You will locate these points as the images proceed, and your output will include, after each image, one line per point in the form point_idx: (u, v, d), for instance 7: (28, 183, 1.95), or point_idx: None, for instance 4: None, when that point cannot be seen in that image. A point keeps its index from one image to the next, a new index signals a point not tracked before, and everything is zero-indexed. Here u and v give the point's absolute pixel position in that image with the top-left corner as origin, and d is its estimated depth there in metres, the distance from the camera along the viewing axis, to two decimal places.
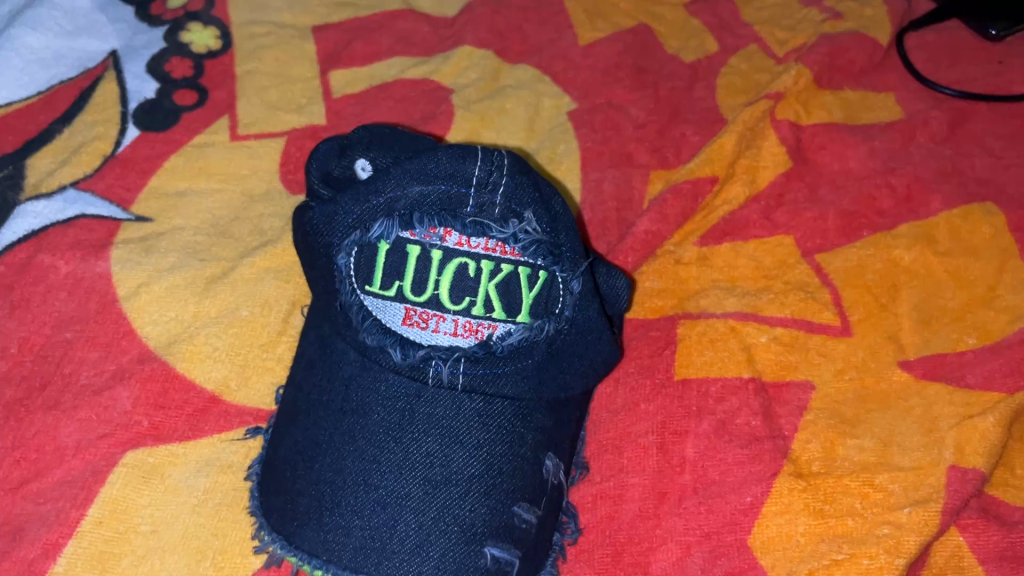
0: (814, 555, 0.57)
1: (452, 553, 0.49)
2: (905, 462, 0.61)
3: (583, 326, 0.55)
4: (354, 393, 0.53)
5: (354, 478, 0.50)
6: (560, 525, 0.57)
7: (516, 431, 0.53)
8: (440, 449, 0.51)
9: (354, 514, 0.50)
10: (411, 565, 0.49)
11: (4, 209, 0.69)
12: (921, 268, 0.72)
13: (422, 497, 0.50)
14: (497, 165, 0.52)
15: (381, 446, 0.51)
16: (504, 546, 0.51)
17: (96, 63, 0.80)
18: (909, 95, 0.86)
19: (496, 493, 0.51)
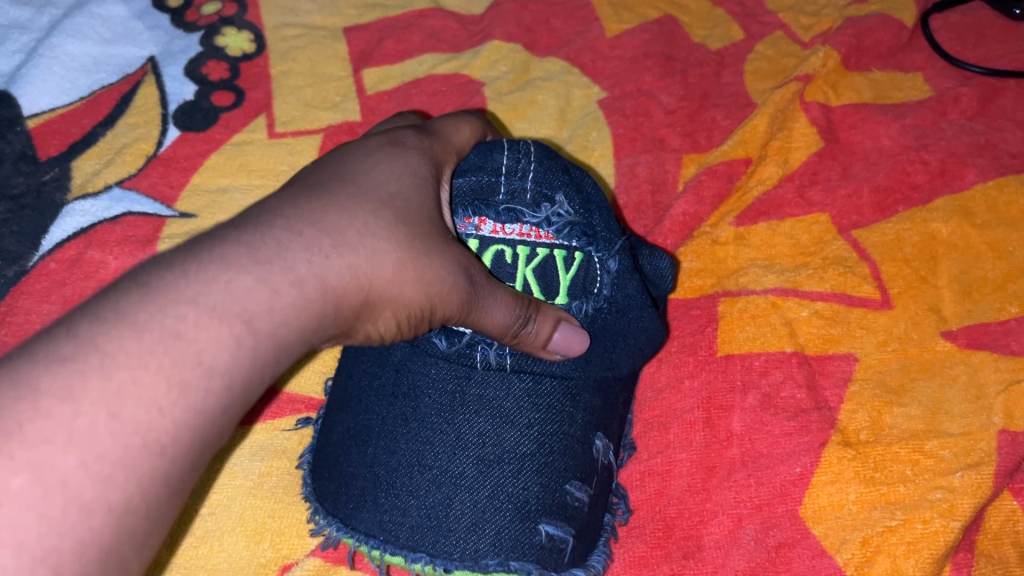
0: (867, 522, 0.57)
1: (507, 531, 0.50)
2: (954, 429, 0.61)
3: (625, 305, 0.54)
4: (405, 376, 0.53)
5: (408, 459, 0.51)
6: (610, 506, 0.57)
7: (564, 411, 0.53)
8: (493, 429, 0.51)
9: (410, 494, 0.50)
10: (468, 543, 0.49)
11: (52, 209, 0.71)
12: (959, 240, 0.72)
13: (477, 476, 0.50)
14: (524, 152, 0.53)
15: (435, 428, 0.51)
16: (558, 523, 0.51)
17: (136, 68, 0.83)
18: (936, 74, 0.86)
19: (548, 471, 0.52)
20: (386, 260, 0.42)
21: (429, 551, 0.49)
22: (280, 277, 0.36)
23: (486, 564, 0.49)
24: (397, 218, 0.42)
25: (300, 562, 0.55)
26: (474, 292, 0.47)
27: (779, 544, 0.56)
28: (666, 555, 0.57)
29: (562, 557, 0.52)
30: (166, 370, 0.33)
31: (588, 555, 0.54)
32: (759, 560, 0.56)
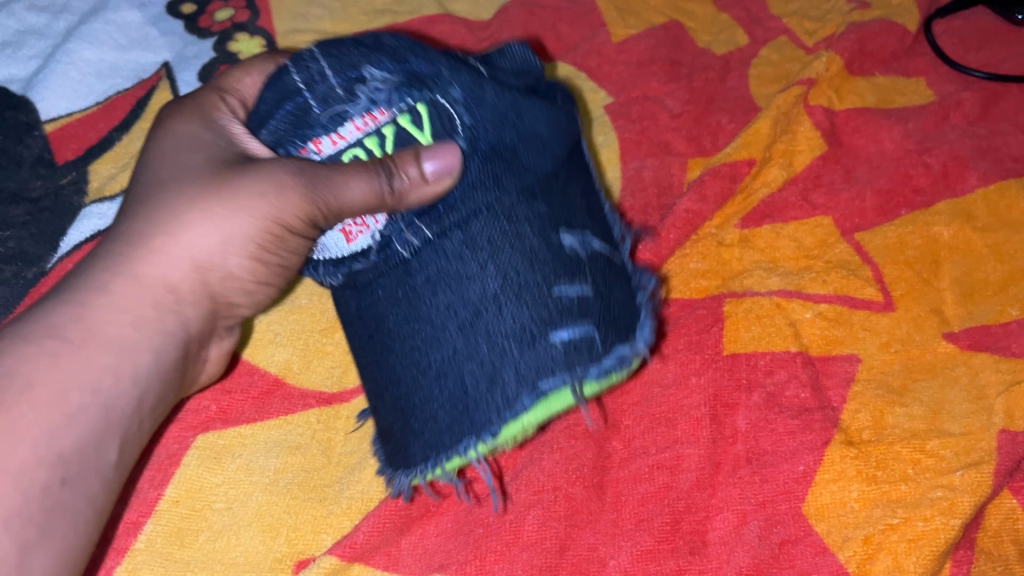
0: (869, 520, 0.58)
1: (524, 363, 0.47)
2: (955, 428, 0.62)
3: (483, 96, 0.49)
4: (368, 311, 0.53)
5: (412, 375, 0.50)
6: (634, 288, 0.55)
7: (511, 230, 0.49)
8: (454, 285, 0.49)
9: (429, 399, 0.49)
10: (499, 396, 0.47)
11: (69, 212, 0.73)
12: (961, 243, 0.73)
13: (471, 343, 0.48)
14: (309, 57, 0.49)
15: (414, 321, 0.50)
16: (569, 326, 0.48)
17: (150, 74, 0.84)
18: (939, 78, 0.87)
19: (526, 294, 0.49)
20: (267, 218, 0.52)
21: (469, 432, 0.48)
22: (66, 346, 0.48)
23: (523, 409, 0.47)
24: (183, 189, 0.53)
25: (315, 557, 0.57)
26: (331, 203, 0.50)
27: (783, 540, 0.57)
28: (674, 549, 0.57)
29: (596, 349, 0.49)
30: (36, 373, 0.47)
31: (629, 340, 0.51)
32: (764, 556, 0.56)
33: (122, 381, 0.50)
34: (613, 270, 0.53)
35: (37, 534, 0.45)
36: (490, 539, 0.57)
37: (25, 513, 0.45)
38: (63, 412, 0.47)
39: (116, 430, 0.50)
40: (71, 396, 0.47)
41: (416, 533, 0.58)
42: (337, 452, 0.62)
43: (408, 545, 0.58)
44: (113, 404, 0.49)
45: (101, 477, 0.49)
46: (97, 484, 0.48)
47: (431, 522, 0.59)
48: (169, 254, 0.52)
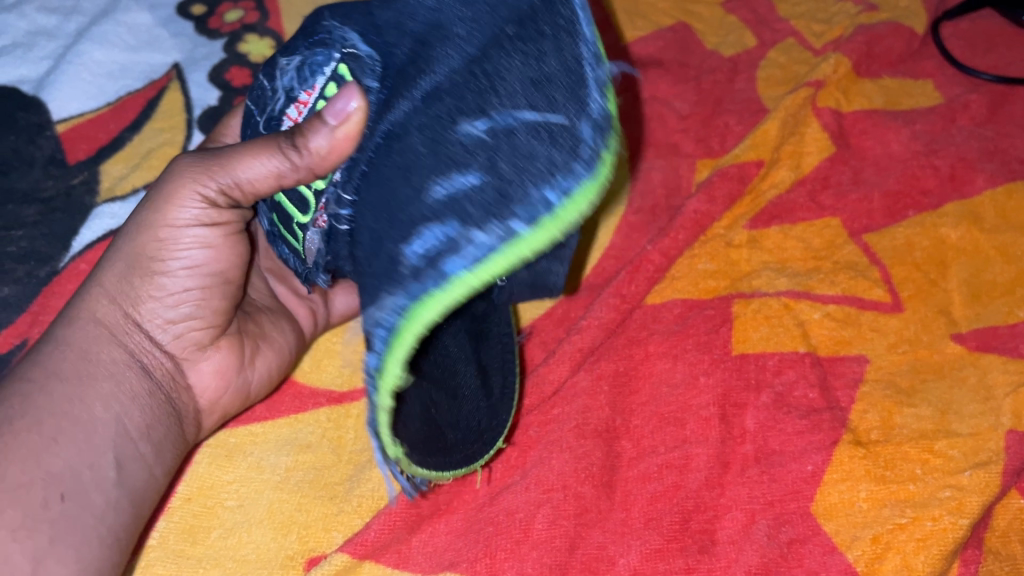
0: (877, 519, 0.58)
1: (391, 266, 0.43)
2: (963, 428, 0.62)
3: (375, 23, 0.49)
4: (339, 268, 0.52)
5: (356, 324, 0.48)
6: (580, 134, 0.43)
7: (399, 127, 0.45)
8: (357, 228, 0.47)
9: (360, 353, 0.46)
10: (377, 312, 0.43)
11: (81, 211, 0.73)
12: (969, 245, 0.73)
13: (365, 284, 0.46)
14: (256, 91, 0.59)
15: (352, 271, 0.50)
16: (445, 197, 0.42)
17: (161, 75, 0.85)
18: (947, 81, 0.88)
19: (411, 180, 0.44)
20: (208, 224, 0.57)
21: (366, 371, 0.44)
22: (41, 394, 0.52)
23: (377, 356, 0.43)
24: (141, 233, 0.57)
25: (326, 554, 0.58)
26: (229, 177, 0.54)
27: (791, 539, 0.57)
28: (683, 548, 0.57)
29: (471, 218, 0.41)
30: (21, 394, 0.52)
31: (534, 198, 0.42)
32: (772, 555, 0.56)
33: (113, 400, 0.54)
34: (544, 141, 0.43)
35: (48, 543, 0.48)
36: (500, 537, 0.57)
37: (37, 518, 0.48)
38: (75, 426, 0.52)
39: (128, 442, 0.54)
40: (77, 414, 0.52)
41: (426, 531, 0.59)
42: (348, 449, 0.63)
43: (418, 543, 0.58)
44: (116, 419, 0.54)
45: (116, 487, 0.53)
46: (100, 500, 0.51)
47: (441, 521, 0.59)
48: (152, 298, 0.57)
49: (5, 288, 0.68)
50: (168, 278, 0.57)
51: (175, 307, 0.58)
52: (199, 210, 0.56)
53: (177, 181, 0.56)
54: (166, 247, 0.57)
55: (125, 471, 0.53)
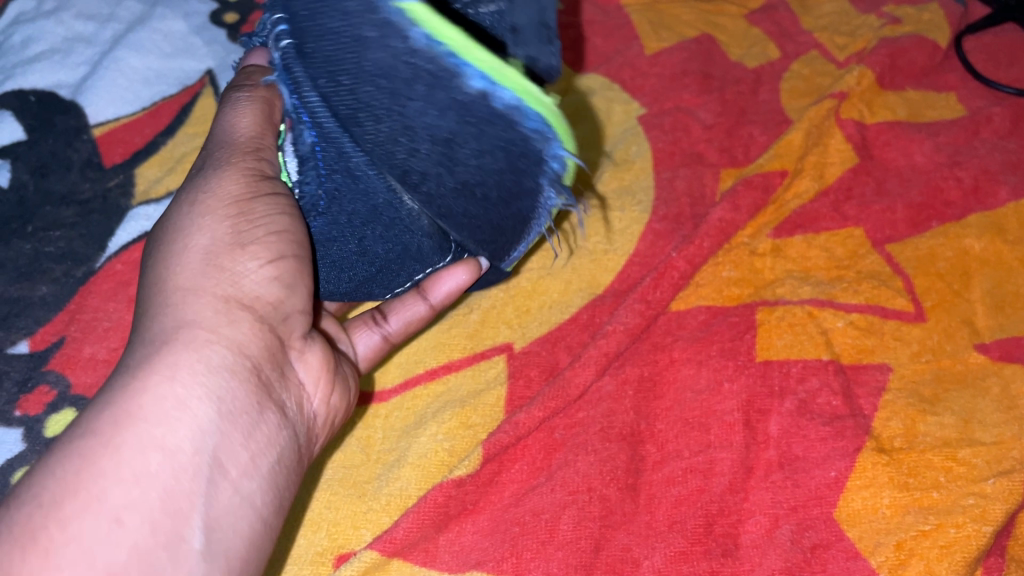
0: (901, 526, 0.58)
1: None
2: (986, 438, 0.62)
3: None
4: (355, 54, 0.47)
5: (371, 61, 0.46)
6: None
7: None
8: (327, 54, 0.47)
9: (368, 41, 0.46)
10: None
11: (116, 213, 0.76)
12: (992, 256, 0.74)
13: (379, 27, 0.45)
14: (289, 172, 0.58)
15: (344, 71, 0.47)
16: None
17: (194, 81, 0.86)
18: (969, 94, 0.88)
19: None
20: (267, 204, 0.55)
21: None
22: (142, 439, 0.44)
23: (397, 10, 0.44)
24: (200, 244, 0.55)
25: (355, 551, 0.59)
26: (248, 145, 0.57)
27: (815, 545, 0.58)
28: (706, 551, 0.57)
29: None
30: (111, 424, 0.45)
31: None
32: (796, 560, 0.57)
33: (215, 420, 0.47)
34: None
35: None
36: (525, 537, 0.58)
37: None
38: (171, 462, 0.45)
39: (228, 469, 0.47)
40: (181, 459, 0.45)
41: (453, 531, 0.60)
42: (376, 449, 0.65)
43: (445, 542, 0.59)
44: (216, 441, 0.47)
45: (202, 560, 0.44)
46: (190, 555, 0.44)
47: (468, 521, 0.60)
48: (250, 299, 0.53)
49: (43, 288, 0.70)
50: (250, 263, 0.54)
51: (266, 287, 0.54)
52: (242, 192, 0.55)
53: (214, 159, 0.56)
54: (241, 230, 0.54)
55: (214, 538, 0.45)
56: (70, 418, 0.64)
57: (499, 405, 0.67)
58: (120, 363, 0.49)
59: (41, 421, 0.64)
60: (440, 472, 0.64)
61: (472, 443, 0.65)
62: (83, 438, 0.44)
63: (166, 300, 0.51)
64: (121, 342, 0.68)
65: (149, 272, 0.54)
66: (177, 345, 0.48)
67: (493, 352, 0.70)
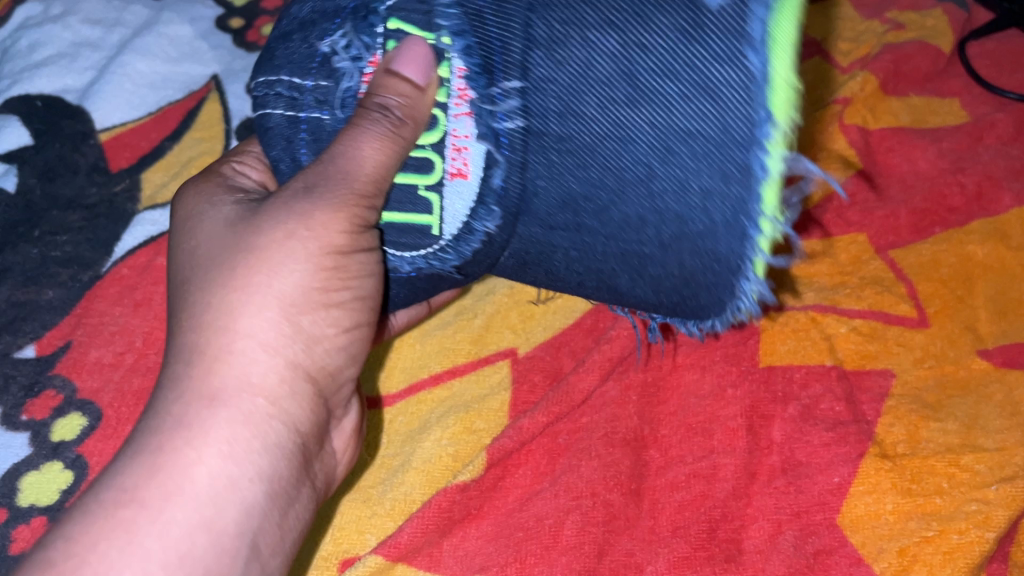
0: (904, 532, 0.58)
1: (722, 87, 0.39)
2: (989, 444, 0.62)
3: None
4: (628, 195, 0.43)
5: (662, 207, 0.42)
6: None
7: None
8: (588, 146, 0.42)
9: (669, 191, 0.42)
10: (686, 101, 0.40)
11: (122, 218, 0.76)
12: (995, 262, 0.74)
13: (652, 186, 0.42)
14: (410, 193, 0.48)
15: (604, 170, 0.42)
16: None
17: (200, 85, 0.86)
18: (973, 100, 0.88)
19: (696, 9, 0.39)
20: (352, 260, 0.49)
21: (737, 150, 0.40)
22: (182, 524, 0.44)
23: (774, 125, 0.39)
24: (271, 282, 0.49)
25: (360, 556, 0.60)
26: (366, 189, 0.47)
27: (818, 551, 0.58)
28: (709, 557, 0.58)
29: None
30: (154, 502, 0.43)
31: None
32: (799, 565, 0.57)
33: (255, 505, 0.47)
34: None
35: None
36: (530, 542, 0.59)
37: None
38: (208, 550, 0.44)
39: (259, 545, 0.47)
40: (224, 542, 0.45)
41: (457, 535, 0.60)
42: (380, 454, 0.66)
43: (449, 547, 0.59)
44: (253, 523, 0.46)
45: None
46: None
47: (472, 526, 0.60)
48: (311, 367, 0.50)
49: (50, 292, 0.71)
50: (320, 326, 0.50)
51: (331, 352, 0.51)
52: (330, 239, 0.48)
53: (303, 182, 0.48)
54: (320, 287, 0.49)
55: None
56: (76, 423, 0.64)
57: (503, 410, 0.67)
58: (165, 405, 0.46)
59: (47, 425, 0.64)
60: (444, 477, 0.64)
61: (476, 448, 0.65)
62: (124, 508, 0.43)
63: (228, 355, 0.47)
64: (127, 346, 0.69)
65: (198, 287, 0.49)
66: (235, 420, 0.46)
67: (497, 357, 0.70)
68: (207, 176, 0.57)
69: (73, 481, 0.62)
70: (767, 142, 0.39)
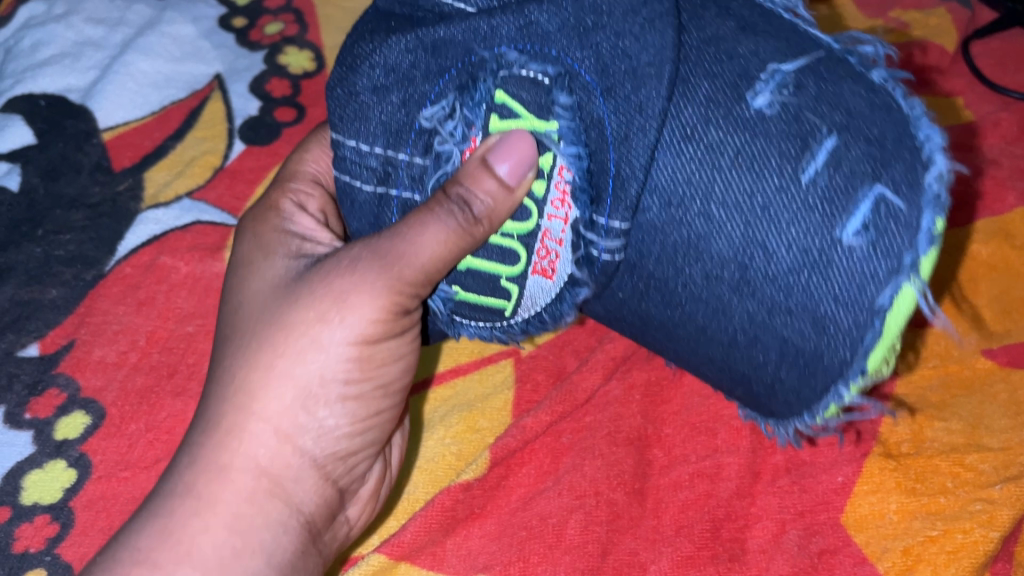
0: (908, 531, 0.58)
1: (832, 280, 0.41)
2: (993, 443, 0.62)
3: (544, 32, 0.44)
4: (712, 335, 0.46)
5: (740, 358, 0.46)
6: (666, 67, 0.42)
7: (774, 165, 0.41)
8: (677, 293, 0.45)
9: (752, 351, 0.45)
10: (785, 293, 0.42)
11: (126, 217, 0.76)
12: (1000, 261, 0.74)
13: (739, 336, 0.45)
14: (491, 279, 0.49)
15: (693, 312, 0.46)
16: (815, 158, 0.41)
17: (203, 85, 0.86)
18: (978, 98, 0.88)
19: (819, 209, 0.41)
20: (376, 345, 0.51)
21: (839, 355, 0.42)
22: None
23: (862, 371, 0.42)
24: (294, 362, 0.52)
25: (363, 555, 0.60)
26: (420, 279, 0.49)
27: (822, 550, 0.58)
28: (713, 556, 0.58)
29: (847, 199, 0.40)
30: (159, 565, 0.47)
31: (806, 149, 0.41)
32: (802, 565, 0.57)
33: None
34: (778, 132, 0.41)
35: None
36: (533, 541, 0.58)
37: None
38: None
39: None
40: None
41: (460, 534, 0.59)
42: None
43: (452, 546, 0.59)
44: None
45: None
46: None
47: (475, 525, 0.60)
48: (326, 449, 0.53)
49: (53, 291, 0.71)
50: (337, 411, 0.52)
51: (346, 434, 0.53)
52: (360, 329, 0.51)
53: (340, 267, 0.51)
54: (341, 376, 0.52)
55: None
56: (80, 421, 0.64)
57: (506, 409, 0.67)
58: (182, 470, 0.50)
59: (50, 424, 0.64)
60: (447, 477, 0.64)
61: (479, 448, 0.65)
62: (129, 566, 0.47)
63: (245, 433, 0.50)
64: (130, 345, 0.68)
65: (229, 358, 0.53)
66: (243, 492, 0.50)
67: (500, 356, 0.70)
68: (263, 219, 0.61)
69: (76, 480, 0.62)
70: (883, 325, 0.41)
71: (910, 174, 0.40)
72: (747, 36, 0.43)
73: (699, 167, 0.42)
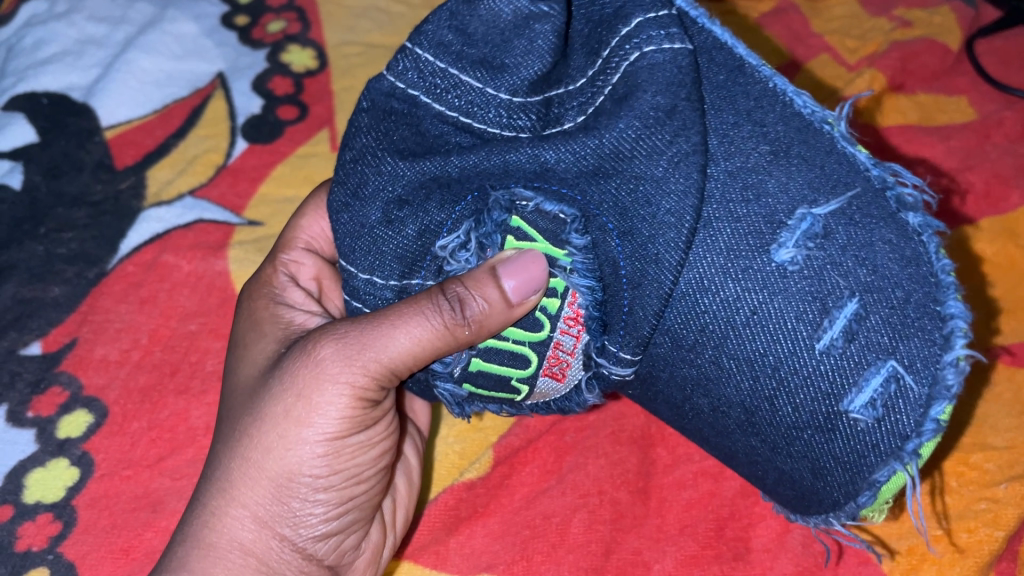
0: (912, 531, 0.59)
1: (837, 443, 0.42)
2: (998, 443, 0.62)
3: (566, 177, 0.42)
4: (720, 442, 0.47)
5: (744, 464, 0.48)
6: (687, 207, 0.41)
7: (790, 329, 0.41)
8: (682, 407, 0.47)
9: (754, 464, 0.47)
10: (793, 436, 0.43)
11: (128, 215, 0.76)
12: (1005, 260, 0.73)
13: (746, 454, 0.46)
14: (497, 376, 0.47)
15: (699, 422, 0.47)
16: (838, 325, 0.41)
17: (205, 83, 0.86)
18: (982, 97, 0.88)
19: (833, 378, 0.41)
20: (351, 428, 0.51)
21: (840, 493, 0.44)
22: None
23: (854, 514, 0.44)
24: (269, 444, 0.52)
25: None
26: (403, 372, 0.48)
27: (825, 550, 0.58)
28: (717, 555, 0.57)
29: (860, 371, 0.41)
30: None
31: (824, 313, 0.41)
32: (807, 564, 0.57)
33: None
34: (798, 291, 0.41)
35: None
36: (537, 540, 0.58)
37: None
38: None
39: None
40: None
41: (463, 533, 0.60)
42: None
43: (456, 544, 0.59)
44: None
45: None
46: None
47: (479, 523, 0.60)
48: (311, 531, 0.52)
49: (55, 289, 0.71)
50: (319, 494, 0.52)
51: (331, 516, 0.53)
52: (336, 417, 0.50)
53: (308, 355, 0.51)
54: (318, 463, 0.51)
55: None
56: (82, 420, 0.64)
57: None
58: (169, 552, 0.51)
59: (53, 422, 0.64)
60: (447, 476, 0.64)
61: (481, 447, 0.65)
62: None
63: (225, 518, 0.50)
64: (133, 343, 0.68)
65: (216, 445, 0.54)
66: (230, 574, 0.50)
67: None
68: (258, 293, 0.62)
69: (79, 477, 0.62)
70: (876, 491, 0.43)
71: (926, 348, 0.40)
72: (779, 164, 0.42)
73: (717, 324, 0.42)
